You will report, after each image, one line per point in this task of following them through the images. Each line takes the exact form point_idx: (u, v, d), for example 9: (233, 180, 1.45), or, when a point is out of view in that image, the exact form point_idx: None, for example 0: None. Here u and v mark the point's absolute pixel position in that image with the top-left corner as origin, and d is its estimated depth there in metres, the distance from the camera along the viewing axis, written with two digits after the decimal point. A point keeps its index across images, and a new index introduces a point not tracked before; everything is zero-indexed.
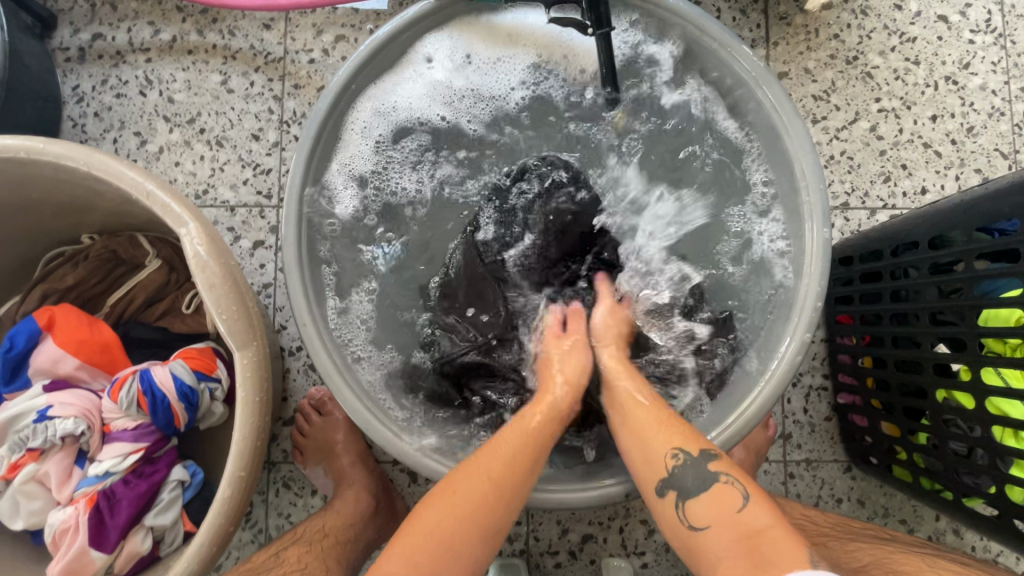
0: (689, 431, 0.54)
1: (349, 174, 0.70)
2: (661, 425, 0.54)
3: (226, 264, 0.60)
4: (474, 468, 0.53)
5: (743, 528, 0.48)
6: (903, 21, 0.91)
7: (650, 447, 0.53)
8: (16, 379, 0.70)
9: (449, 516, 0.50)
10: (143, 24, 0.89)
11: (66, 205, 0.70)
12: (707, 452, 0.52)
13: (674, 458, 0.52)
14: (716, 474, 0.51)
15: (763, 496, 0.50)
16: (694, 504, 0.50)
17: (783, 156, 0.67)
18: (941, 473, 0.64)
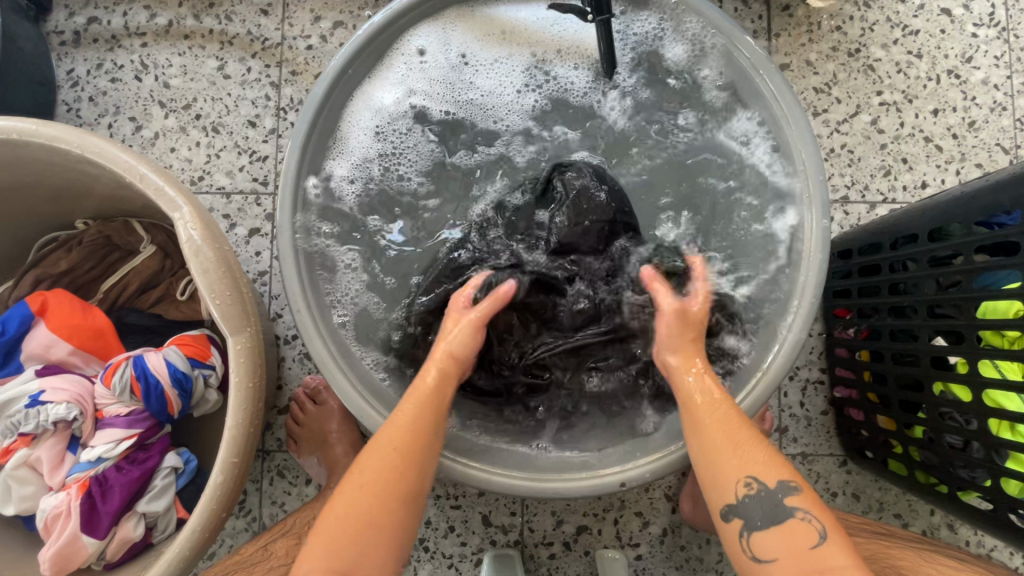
0: (761, 451, 0.52)
1: (350, 164, 0.69)
2: (741, 445, 0.52)
3: (220, 249, 0.60)
4: (370, 463, 0.53)
5: (805, 541, 0.49)
6: (906, 13, 0.90)
7: (724, 465, 0.52)
8: (8, 364, 0.69)
9: (351, 520, 0.50)
10: (139, 8, 0.88)
11: (59, 189, 0.70)
12: (787, 483, 0.51)
13: (748, 453, 0.52)
14: (794, 507, 0.50)
15: (829, 516, 0.50)
16: (758, 498, 0.51)
17: (783, 146, 0.66)
18: (937, 466, 0.64)
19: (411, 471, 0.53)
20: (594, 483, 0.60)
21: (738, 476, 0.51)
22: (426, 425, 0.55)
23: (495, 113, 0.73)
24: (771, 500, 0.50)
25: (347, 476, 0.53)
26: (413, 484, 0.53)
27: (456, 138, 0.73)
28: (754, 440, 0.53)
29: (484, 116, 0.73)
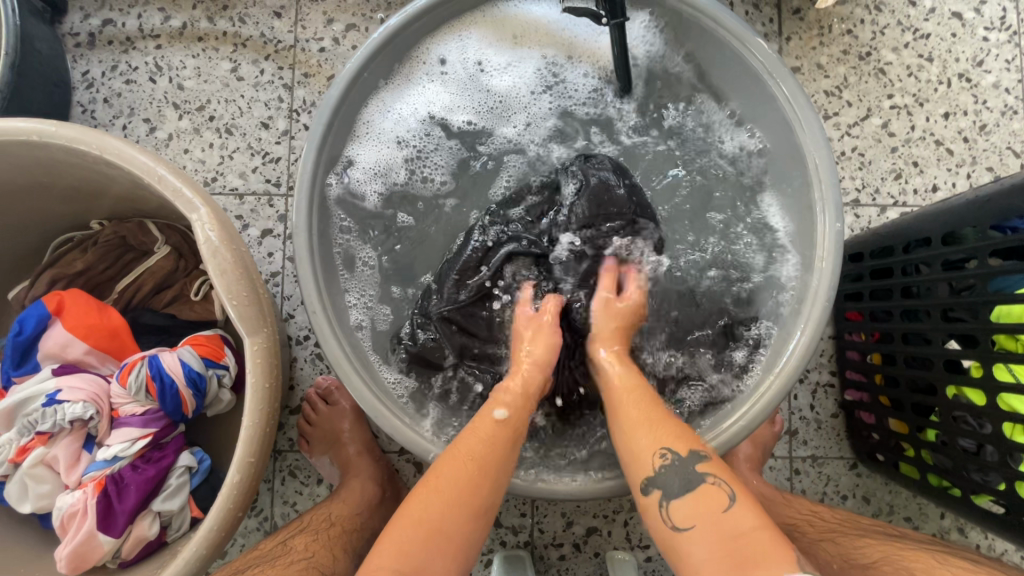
0: (669, 427, 0.54)
1: (369, 166, 0.71)
2: (653, 424, 0.54)
3: (237, 250, 0.60)
4: (449, 470, 0.52)
5: (719, 503, 0.49)
6: (916, 17, 0.90)
7: (637, 447, 0.53)
8: (25, 363, 0.70)
9: (423, 526, 0.49)
10: (154, 11, 0.89)
11: (75, 189, 0.70)
12: (697, 453, 0.52)
13: (659, 420, 0.54)
14: (703, 474, 0.51)
15: (738, 479, 0.51)
16: (671, 469, 0.51)
17: (796, 150, 0.66)
18: (949, 470, 0.63)
19: (488, 481, 0.52)
20: (608, 485, 0.60)
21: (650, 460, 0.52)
22: (507, 437, 0.55)
23: (513, 117, 0.74)
24: (684, 471, 0.51)
25: (423, 481, 0.52)
26: (490, 494, 0.52)
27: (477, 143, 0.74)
28: (663, 419, 0.54)
29: (503, 120, 0.74)
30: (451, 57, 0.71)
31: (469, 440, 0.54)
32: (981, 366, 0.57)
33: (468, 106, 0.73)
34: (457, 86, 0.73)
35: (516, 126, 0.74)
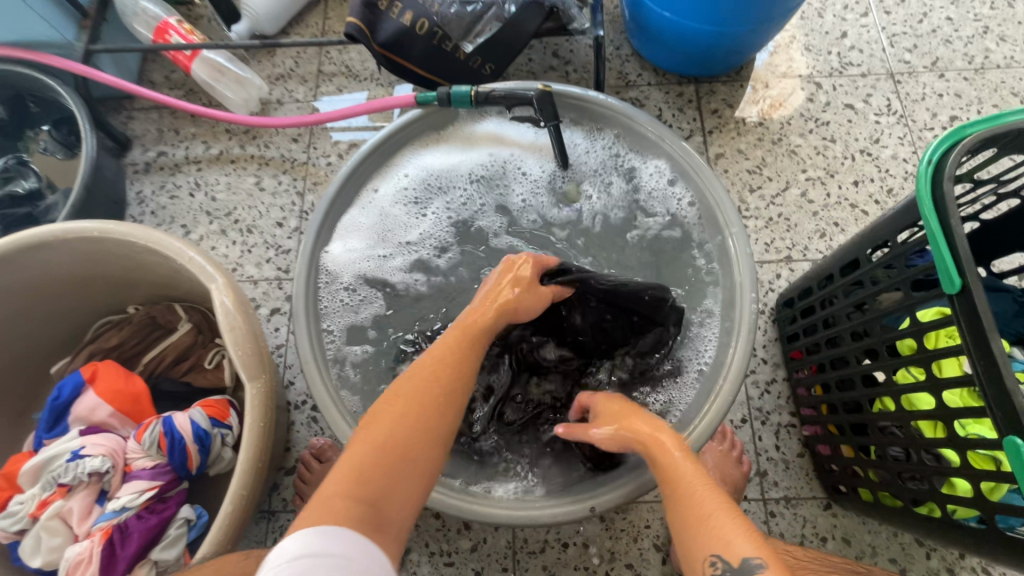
0: (708, 527, 0.49)
1: (372, 250, 0.86)
2: (687, 531, 0.50)
3: (247, 317, 0.72)
4: (413, 391, 0.55)
5: None
6: (816, 109, 1.09)
7: (689, 545, 0.50)
8: (56, 426, 0.79)
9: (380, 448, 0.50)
10: (198, 143, 1.11)
11: (122, 277, 0.86)
12: (753, 561, 0.45)
13: (713, 526, 0.49)
14: None
15: None
16: None
17: (708, 208, 0.81)
18: (891, 483, 0.66)
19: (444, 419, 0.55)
20: (571, 508, 0.66)
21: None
22: (457, 377, 0.58)
23: (489, 202, 0.91)
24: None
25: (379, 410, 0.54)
26: (448, 428, 0.55)
27: (464, 226, 0.91)
28: (694, 511, 0.51)
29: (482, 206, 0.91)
30: (418, 176, 0.89)
31: (427, 365, 0.59)
32: (888, 374, 0.64)
33: (444, 205, 0.91)
34: (428, 193, 0.90)
35: (490, 211, 0.91)
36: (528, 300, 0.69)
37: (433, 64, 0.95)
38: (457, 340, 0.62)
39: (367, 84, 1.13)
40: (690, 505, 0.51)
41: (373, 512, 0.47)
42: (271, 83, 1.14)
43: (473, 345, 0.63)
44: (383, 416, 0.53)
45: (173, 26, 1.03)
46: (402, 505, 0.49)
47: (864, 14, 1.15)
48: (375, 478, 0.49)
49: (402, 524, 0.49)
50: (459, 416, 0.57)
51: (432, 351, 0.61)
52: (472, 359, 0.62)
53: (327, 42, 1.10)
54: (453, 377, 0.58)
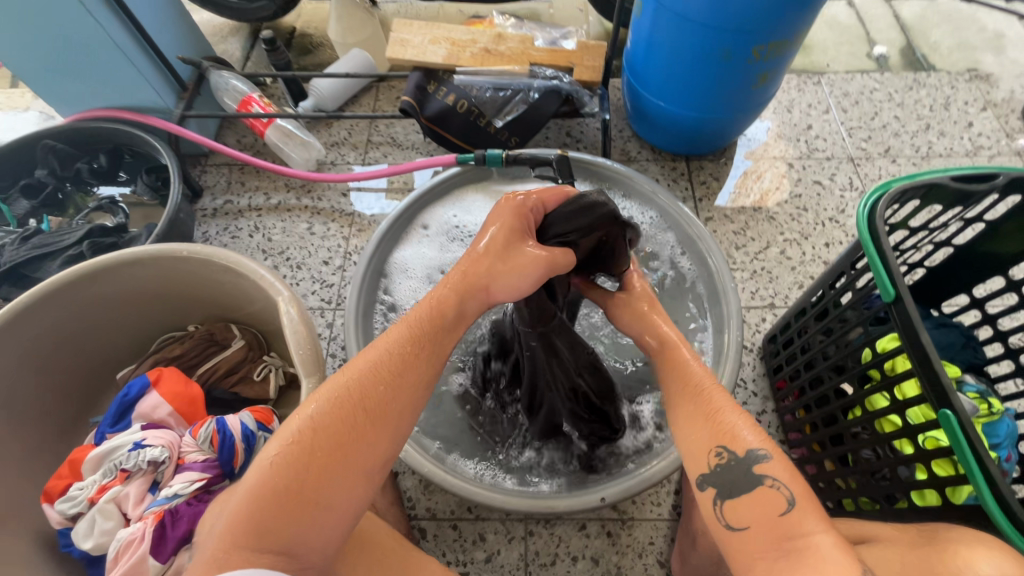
0: (711, 428, 0.57)
1: (414, 283, 1.02)
2: (690, 427, 0.59)
3: (308, 325, 0.84)
4: (320, 424, 0.57)
5: (776, 508, 0.51)
6: (789, 185, 1.28)
7: (696, 442, 0.58)
8: (120, 421, 0.89)
9: (286, 493, 0.53)
10: (260, 194, 1.29)
11: (194, 294, 1.00)
12: (758, 451, 0.54)
13: (721, 422, 0.57)
14: (761, 476, 0.53)
15: (802, 485, 0.51)
16: (726, 467, 0.55)
17: (699, 253, 0.97)
18: (866, 484, 0.75)
19: (361, 447, 0.57)
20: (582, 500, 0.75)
21: (699, 469, 0.57)
22: (375, 397, 0.60)
23: None
24: (742, 466, 0.54)
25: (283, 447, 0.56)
26: (369, 454, 0.58)
27: None
28: (697, 410, 0.59)
29: None
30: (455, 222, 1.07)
31: (359, 380, 0.61)
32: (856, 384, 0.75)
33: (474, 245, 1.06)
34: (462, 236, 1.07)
35: None
36: (505, 269, 0.69)
37: (469, 136, 1.15)
38: (385, 352, 0.64)
39: (408, 152, 1.34)
40: (698, 404, 0.60)
41: (282, 558, 0.51)
42: (328, 148, 1.34)
43: (417, 348, 0.65)
44: (286, 455, 0.54)
45: (256, 100, 1.26)
46: (320, 542, 0.54)
47: (825, 112, 1.39)
48: (276, 525, 0.52)
49: (321, 555, 0.54)
50: (390, 436, 0.60)
51: (354, 369, 0.62)
52: (415, 367, 0.64)
53: (379, 117, 1.32)
54: (381, 397, 0.60)
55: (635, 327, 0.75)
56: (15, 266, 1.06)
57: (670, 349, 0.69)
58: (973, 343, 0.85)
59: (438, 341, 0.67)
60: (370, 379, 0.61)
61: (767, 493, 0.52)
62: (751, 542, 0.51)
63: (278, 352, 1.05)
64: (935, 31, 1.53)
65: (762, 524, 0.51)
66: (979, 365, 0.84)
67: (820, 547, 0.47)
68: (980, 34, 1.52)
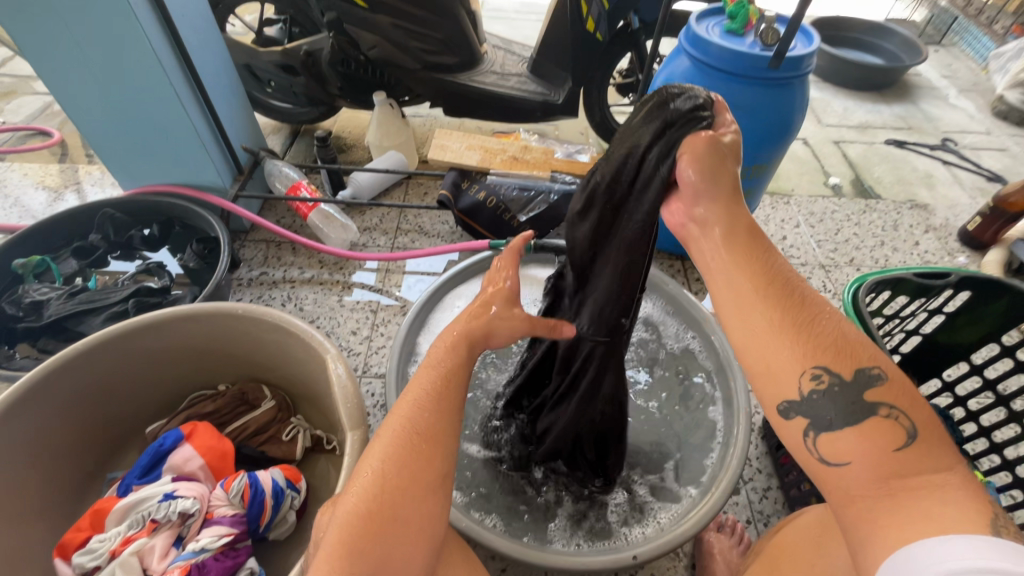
0: (799, 349, 0.47)
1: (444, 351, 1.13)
2: (765, 347, 0.48)
3: (354, 383, 0.90)
4: (388, 449, 0.58)
5: (890, 442, 0.44)
6: None
7: (786, 358, 0.48)
8: (150, 473, 0.89)
9: (366, 517, 0.53)
10: (295, 268, 1.39)
11: (234, 352, 1.05)
12: (872, 374, 0.47)
13: (817, 336, 0.48)
14: (876, 404, 0.46)
15: (923, 417, 0.45)
16: (829, 394, 0.46)
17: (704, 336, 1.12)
18: None
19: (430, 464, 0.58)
20: (613, 559, 0.79)
21: (782, 396, 0.48)
22: (434, 416, 0.60)
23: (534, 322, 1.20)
24: (847, 397, 0.46)
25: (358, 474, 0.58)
26: (439, 471, 0.58)
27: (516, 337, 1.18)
28: (784, 323, 0.48)
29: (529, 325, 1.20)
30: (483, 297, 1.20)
31: (412, 405, 0.61)
32: None
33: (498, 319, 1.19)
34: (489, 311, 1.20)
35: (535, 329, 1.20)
36: (504, 324, 0.66)
37: (495, 226, 1.31)
38: (438, 368, 0.63)
39: (434, 239, 1.48)
40: (795, 319, 0.48)
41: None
42: (361, 232, 1.48)
43: (452, 369, 0.63)
44: (364, 483, 0.56)
45: (304, 186, 1.42)
46: (406, 563, 0.53)
47: (795, 226, 1.61)
48: (364, 551, 0.52)
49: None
50: (448, 458, 0.59)
51: (409, 391, 0.62)
52: (452, 391, 0.62)
53: (410, 208, 1.48)
54: (429, 422, 0.60)
55: (687, 191, 0.55)
56: (59, 320, 1.10)
57: (736, 228, 0.52)
58: (950, 423, 0.96)
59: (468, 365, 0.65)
60: (428, 398, 0.61)
61: (884, 432, 0.45)
62: (858, 479, 0.45)
63: (305, 415, 1.08)
64: (877, 169, 1.84)
65: (871, 460, 0.44)
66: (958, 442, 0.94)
67: (952, 486, 0.43)
68: (913, 173, 1.83)
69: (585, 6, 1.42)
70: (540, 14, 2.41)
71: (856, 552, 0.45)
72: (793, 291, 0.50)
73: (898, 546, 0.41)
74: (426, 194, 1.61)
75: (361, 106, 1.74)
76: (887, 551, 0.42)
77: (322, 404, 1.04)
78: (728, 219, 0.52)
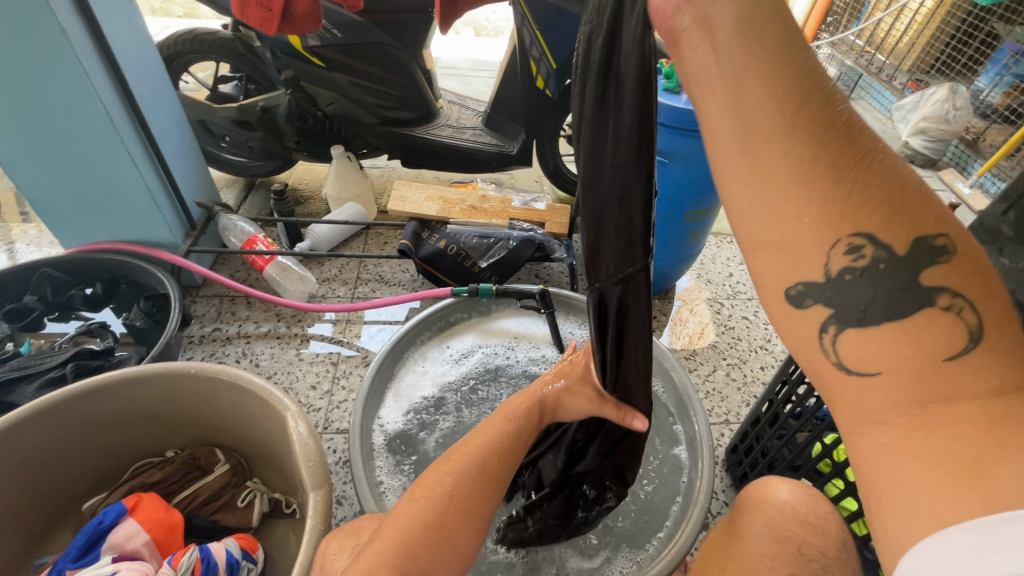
0: (829, 212, 0.36)
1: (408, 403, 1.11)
2: (780, 203, 0.37)
3: (316, 441, 0.87)
4: (464, 466, 0.69)
5: (946, 349, 0.34)
6: (723, 319, 1.53)
7: (806, 224, 0.37)
8: (87, 554, 0.81)
9: (432, 519, 0.62)
10: (250, 322, 1.35)
11: (184, 415, 1.00)
12: (937, 242, 0.36)
13: (857, 186, 0.36)
14: (936, 287, 0.35)
15: (997, 311, 0.35)
16: (864, 276, 0.36)
17: (663, 373, 1.15)
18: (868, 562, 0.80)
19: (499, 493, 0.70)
20: None
21: (795, 276, 0.38)
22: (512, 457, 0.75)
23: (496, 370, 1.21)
24: (897, 276, 0.36)
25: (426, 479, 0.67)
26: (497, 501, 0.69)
27: (478, 385, 1.18)
28: (814, 159, 0.36)
29: (491, 373, 1.21)
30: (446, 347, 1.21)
31: (494, 441, 0.74)
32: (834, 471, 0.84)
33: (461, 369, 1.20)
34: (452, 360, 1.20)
35: (496, 376, 1.20)
36: (575, 399, 0.86)
37: (456, 273, 1.33)
38: (514, 423, 0.79)
39: (396, 287, 1.48)
40: (834, 159, 0.36)
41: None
42: (320, 283, 1.46)
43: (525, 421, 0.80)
44: (432, 488, 0.65)
45: (261, 240, 1.40)
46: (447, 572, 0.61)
47: (740, 264, 1.72)
48: (425, 549, 0.60)
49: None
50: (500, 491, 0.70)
51: (489, 430, 0.76)
52: (523, 442, 0.78)
53: (370, 258, 1.48)
54: (505, 461, 0.73)
55: None
56: None
57: (758, 12, 0.37)
58: None
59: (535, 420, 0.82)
60: (509, 442, 0.76)
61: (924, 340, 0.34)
62: (880, 397, 0.36)
63: (261, 478, 1.03)
64: None
65: (904, 372, 0.35)
66: None
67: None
68: None
69: (535, 66, 1.52)
70: (492, 72, 2.54)
71: (879, 512, 0.35)
72: (834, 111, 0.37)
73: (933, 519, 0.32)
74: (386, 244, 1.62)
75: (318, 159, 1.75)
76: (923, 529, 0.33)
77: (280, 465, 0.99)
78: (747, 1, 0.38)
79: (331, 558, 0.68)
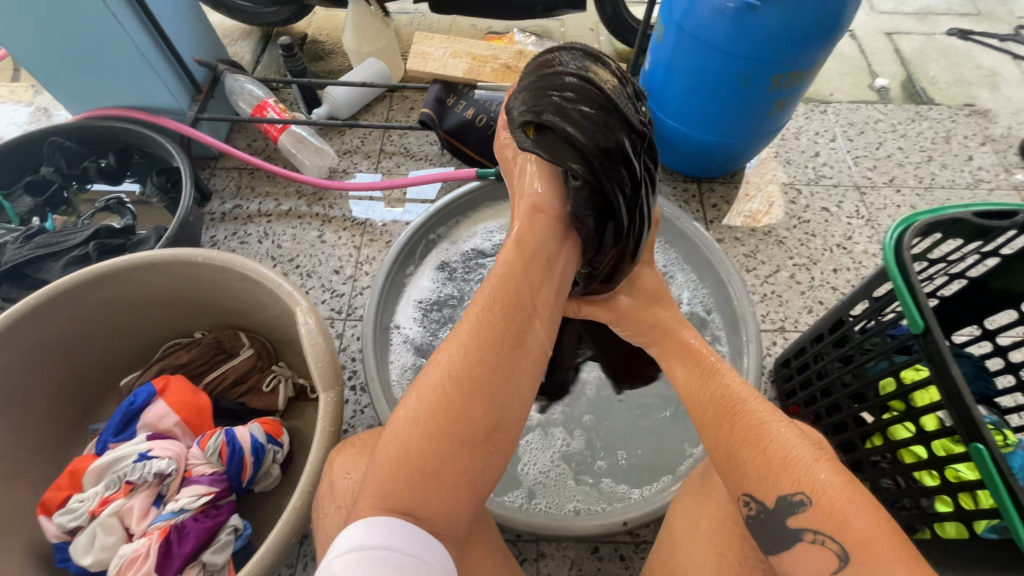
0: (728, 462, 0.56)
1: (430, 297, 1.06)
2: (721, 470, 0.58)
3: (326, 337, 0.82)
4: (429, 387, 0.55)
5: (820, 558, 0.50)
6: (799, 210, 1.30)
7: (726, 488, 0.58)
8: (124, 430, 0.86)
9: (404, 461, 0.52)
10: (270, 200, 1.27)
11: (205, 300, 0.98)
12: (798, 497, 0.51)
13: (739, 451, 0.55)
14: (800, 528, 0.51)
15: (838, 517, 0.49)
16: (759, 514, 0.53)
17: (718, 278, 1.01)
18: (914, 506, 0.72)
19: (479, 407, 0.54)
20: (604, 524, 0.77)
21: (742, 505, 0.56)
22: (488, 352, 0.56)
23: None
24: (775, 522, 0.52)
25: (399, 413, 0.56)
26: (486, 422, 0.54)
27: None
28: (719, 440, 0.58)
29: None
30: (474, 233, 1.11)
31: (458, 347, 0.57)
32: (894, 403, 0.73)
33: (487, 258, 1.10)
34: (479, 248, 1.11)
35: None
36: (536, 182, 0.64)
37: (485, 150, 1.16)
38: (486, 305, 0.59)
39: (421, 163, 1.33)
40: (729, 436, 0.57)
41: (411, 518, 0.51)
42: (340, 156, 1.34)
43: (503, 304, 0.58)
44: (404, 424, 0.54)
45: (271, 105, 1.25)
46: (444, 510, 0.52)
47: (830, 141, 1.42)
48: (405, 488, 0.51)
49: (452, 526, 0.53)
50: (490, 406, 0.54)
51: (459, 330, 0.58)
52: (498, 326, 0.57)
53: (393, 128, 1.32)
54: (469, 364, 0.55)
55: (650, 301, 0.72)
56: (18, 266, 1.02)
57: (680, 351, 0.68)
58: (984, 374, 0.87)
59: (525, 294, 0.60)
60: (486, 332, 0.57)
61: (803, 481, 0.51)
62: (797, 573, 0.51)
63: (287, 362, 1.03)
64: (934, 66, 1.58)
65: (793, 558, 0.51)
66: (992, 396, 0.85)
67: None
68: (976, 71, 1.57)
69: None
70: None
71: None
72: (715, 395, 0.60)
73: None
74: (412, 110, 1.43)
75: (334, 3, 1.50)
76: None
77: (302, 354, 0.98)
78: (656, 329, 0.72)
79: (340, 477, 0.67)
